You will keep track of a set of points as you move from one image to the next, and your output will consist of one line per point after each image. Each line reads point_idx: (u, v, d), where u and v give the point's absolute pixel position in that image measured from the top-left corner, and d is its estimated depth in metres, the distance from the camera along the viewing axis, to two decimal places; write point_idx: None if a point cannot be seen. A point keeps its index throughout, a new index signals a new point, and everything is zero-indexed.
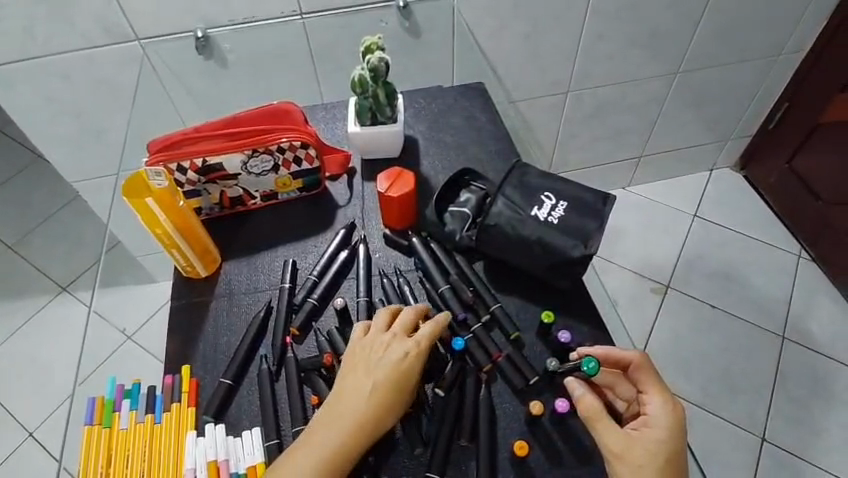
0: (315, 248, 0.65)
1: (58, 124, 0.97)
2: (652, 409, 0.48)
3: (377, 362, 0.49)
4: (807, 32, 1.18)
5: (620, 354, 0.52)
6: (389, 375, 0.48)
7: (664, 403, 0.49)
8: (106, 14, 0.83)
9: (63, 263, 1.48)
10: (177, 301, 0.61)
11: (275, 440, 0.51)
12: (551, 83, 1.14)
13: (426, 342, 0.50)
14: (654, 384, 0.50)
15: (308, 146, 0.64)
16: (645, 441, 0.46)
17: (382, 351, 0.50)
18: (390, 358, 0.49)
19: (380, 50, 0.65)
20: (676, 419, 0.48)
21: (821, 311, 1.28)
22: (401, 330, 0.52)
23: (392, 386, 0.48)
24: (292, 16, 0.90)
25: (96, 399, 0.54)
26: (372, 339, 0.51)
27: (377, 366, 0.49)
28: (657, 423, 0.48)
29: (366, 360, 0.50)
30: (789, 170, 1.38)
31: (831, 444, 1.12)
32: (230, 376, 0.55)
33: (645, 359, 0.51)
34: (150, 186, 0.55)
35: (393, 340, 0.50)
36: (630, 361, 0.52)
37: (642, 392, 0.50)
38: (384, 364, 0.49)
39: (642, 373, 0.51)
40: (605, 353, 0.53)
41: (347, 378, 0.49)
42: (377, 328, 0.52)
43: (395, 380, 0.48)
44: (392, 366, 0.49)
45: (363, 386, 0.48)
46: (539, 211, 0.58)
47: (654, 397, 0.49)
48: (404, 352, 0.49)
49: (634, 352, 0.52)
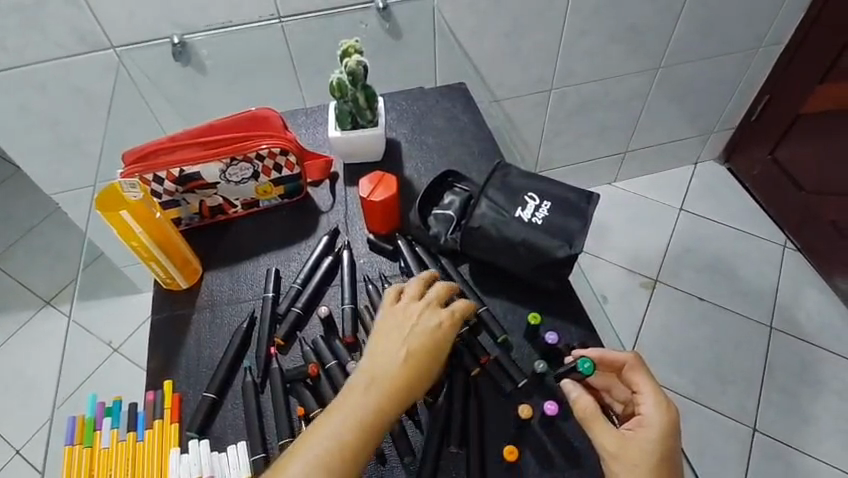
0: (299, 256, 0.64)
1: (34, 135, 0.95)
2: (646, 408, 0.48)
3: (411, 330, 0.48)
4: (786, 24, 1.19)
5: (613, 355, 0.52)
6: (428, 342, 0.47)
7: (658, 402, 0.48)
8: (80, 23, 0.81)
9: (47, 276, 1.45)
10: (158, 315, 0.60)
11: (261, 454, 0.50)
12: (534, 81, 1.14)
13: (460, 312, 0.50)
14: (648, 383, 0.50)
15: (288, 152, 0.63)
16: (639, 440, 0.46)
17: (415, 320, 0.49)
18: (423, 327, 0.48)
19: (357, 54, 0.64)
20: (672, 419, 0.47)
21: (807, 300, 1.30)
22: (433, 300, 0.51)
23: (428, 352, 0.47)
24: (270, 20, 0.88)
25: (76, 418, 0.53)
26: (404, 308, 0.50)
27: (414, 333, 0.48)
28: (651, 423, 0.47)
29: (399, 329, 0.49)
30: (772, 161, 1.40)
31: (821, 433, 1.13)
32: (214, 389, 0.54)
33: (639, 359, 0.51)
34: (125, 198, 0.54)
35: (427, 308, 0.50)
36: (624, 362, 0.51)
37: (636, 392, 0.50)
38: (422, 331, 0.48)
39: (636, 374, 0.50)
40: (599, 354, 0.53)
41: (380, 343, 0.48)
42: (409, 298, 0.52)
43: (431, 347, 0.47)
44: (430, 334, 0.48)
45: (398, 351, 0.47)
46: (523, 212, 0.58)
47: (648, 397, 0.49)
48: (438, 321, 0.49)
49: (627, 353, 0.52)
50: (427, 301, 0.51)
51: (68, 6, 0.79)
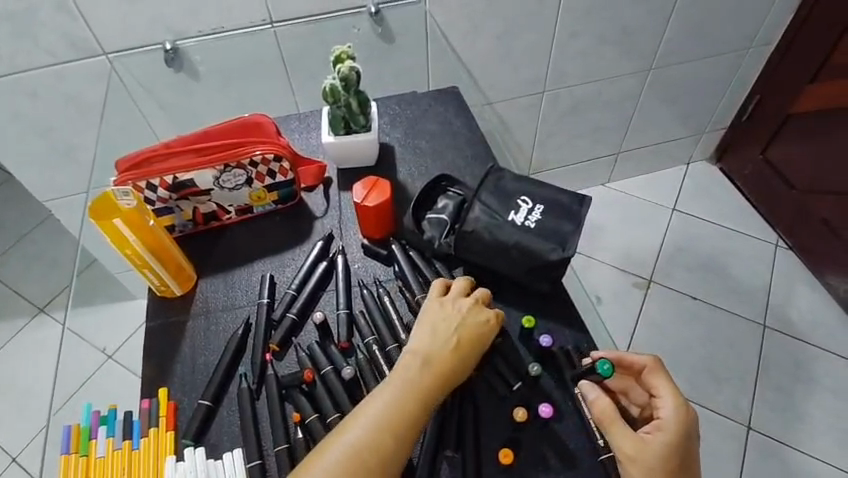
0: (293, 261, 0.64)
1: (26, 142, 0.95)
2: (665, 411, 0.49)
3: (460, 321, 0.50)
4: (776, 24, 1.20)
5: (633, 357, 0.54)
6: (479, 333, 0.50)
7: (677, 407, 0.49)
8: (71, 29, 0.81)
9: (40, 284, 1.45)
10: (153, 323, 0.60)
11: (257, 461, 0.50)
12: (527, 83, 1.14)
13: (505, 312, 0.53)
14: (667, 387, 0.51)
15: (282, 159, 0.63)
16: (657, 443, 0.47)
17: (463, 313, 0.51)
18: (471, 320, 0.50)
19: (350, 59, 0.64)
20: (689, 424, 0.49)
21: (800, 298, 1.31)
22: (483, 296, 0.53)
23: (478, 343, 0.49)
24: (262, 25, 0.88)
25: (71, 427, 0.53)
26: (453, 300, 0.52)
27: (468, 323, 0.50)
28: (670, 427, 0.48)
29: (449, 319, 0.50)
30: (764, 160, 1.41)
31: (814, 430, 1.14)
32: (210, 396, 0.54)
33: (658, 363, 0.53)
34: (118, 206, 0.54)
35: (479, 301, 0.52)
36: (644, 365, 0.53)
37: (655, 395, 0.51)
38: (475, 322, 0.50)
39: (656, 377, 0.52)
40: (618, 356, 0.54)
41: (433, 326, 0.49)
42: (460, 290, 0.54)
43: (481, 339, 0.50)
44: (481, 326, 0.50)
45: (451, 336, 0.49)
46: (516, 215, 0.58)
47: (667, 400, 0.50)
48: (485, 318, 0.51)
49: (647, 357, 0.53)
50: (478, 295, 0.53)
51: (59, 13, 0.79)
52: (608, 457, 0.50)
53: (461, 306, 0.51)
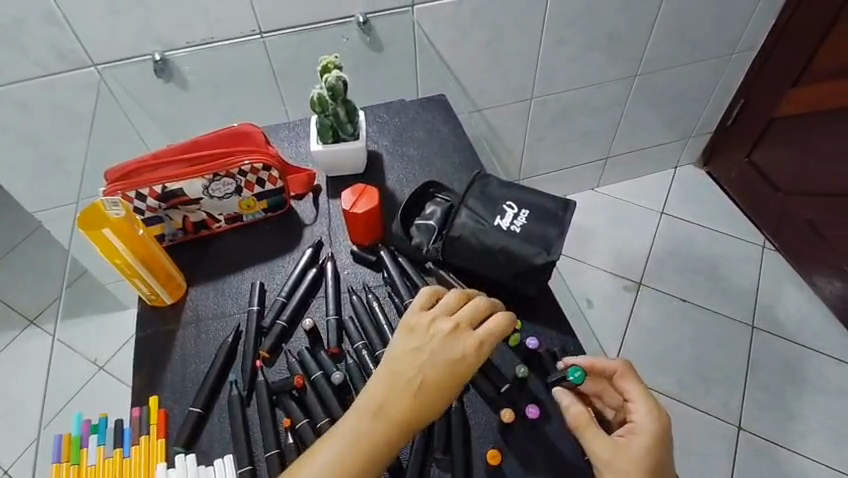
0: (283, 269, 0.65)
1: (15, 154, 0.95)
2: (638, 416, 0.48)
3: (430, 356, 0.44)
4: (757, 30, 1.23)
5: (604, 363, 0.53)
6: (456, 369, 0.44)
7: (650, 410, 0.48)
8: (60, 41, 0.82)
9: (30, 295, 1.45)
10: (143, 331, 0.60)
11: (247, 466, 0.50)
12: (514, 90, 1.16)
13: (493, 336, 0.46)
14: (639, 390, 0.50)
15: (271, 167, 0.64)
16: (631, 449, 0.46)
17: (435, 345, 0.44)
18: (443, 354, 0.44)
19: (337, 69, 0.65)
20: (663, 427, 0.48)
21: (787, 299, 1.33)
22: (469, 317, 0.47)
23: (453, 379, 0.44)
24: (252, 35, 0.90)
25: (63, 436, 0.53)
26: (425, 329, 0.46)
27: (442, 356, 0.44)
28: (644, 432, 0.47)
29: (416, 353, 0.44)
30: (749, 164, 1.44)
31: (805, 429, 1.16)
32: (200, 404, 0.54)
33: (629, 368, 0.52)
34: (107, 216, 0.54)
35: (461, 325, 0.46)
36: (615, 370, 0.52)
37: (628, 400, 0.50)
38: (450, 354, 0.44)
39: (628, 383, 0.51)
40: (589, 362, 0.53)
41: (399, 360, 0.44)
42: (442, 310, 0.48)
43: (457, 374, 0.44)
44: (457, 360, 0.44)
45: (414, 376, 0.43)
46: (502, 220, 0.59)
47: (640, 405, 0.49)
48: (461, 350, 0.44)
49: (619, 361, 0.52)
50: (463, 317, 0.47)
51: (49, 24, 0.80)
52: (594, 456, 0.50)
53: (437, 334, 0.45)
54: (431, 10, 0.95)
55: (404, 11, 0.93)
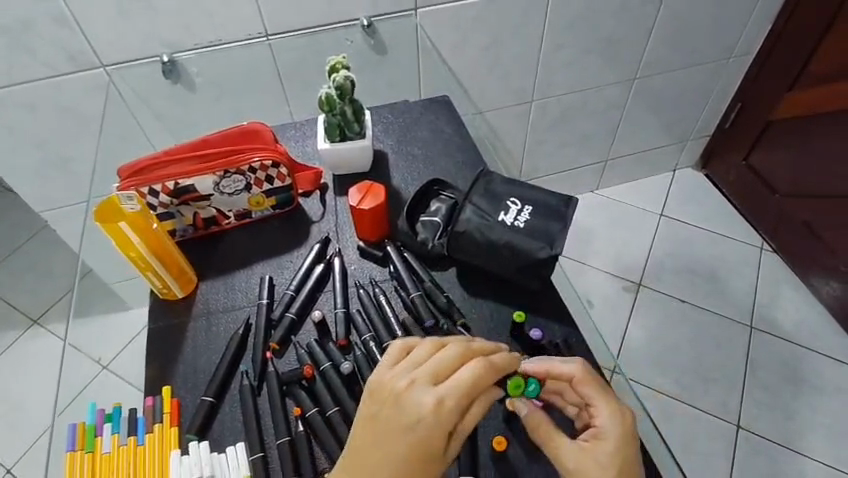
0: (291, 264, 0.67)
1: (23, 154, 0.96)
2: (601, 420, 0.47)
3: (383, 430, 0.41)
4: (754, 34, 1.25)
5: (561, 367, 0.51)
6: (415, 435, 0.40)
7: (612, 413, 0.48)
8: (70, 42, 0.84)
9: (33, 296, 1.45)
10: (154, 324, 0.62)
11: (259, 453, 0.52)
12: (515, 93, 1.18)
13: (454, 395, 0.42)
14: (599, 394, 0.49)
15: (280, 164, 0.66)
16: (596, 454, 0.46)
17: (389, 415, 0.41)
18: (396, 426, 0.41)
19: (345, 69, 0.67)
20: (626, 428, 0.47)
21: (785, 300, 1.34)
22: (431, 372, 0.44)
23: (414, 447, 0.40)
24: (258, 38, 0.92)
25: (77, 425, 0.54)
26: (379, 397, 0.43)
27: (398, 422, 0.41)
28: (607, 435, 0.47)
29: (372, 428, 0.42)
30: (747, 167, 1.45)
31: (804, 427, 1.17)
32: (212, 393, 0.55)
33: (586, 370, 0.50)
34: (122, 210, 0.56)
35: (418, 383, 0.42)
36: (572, 375, 0.51)
37: (589, 405, 0.49)
38: (405, 418, 0.41)
39: (586, 386, 0.50)
40: (545, 367, 0.52)
41: (356, 440, 0.42)
42: (402, 366, 0.44)
43: (422, 442, 0.40)
44: (414, 424, 0.40)
45: (371, 456, 0.40)
46: (506, 216, 0.61)
47: (601, 409, 0.48)
48: (414, 417, 0.41)
49: (574, 364, 0.51)
50: (422, 373, 0.43)
51: (59, 26, 0.82)
52: None
53: (389, 402, 0.42)
54: (434, 14, 0.97)
55: (408, 15, 0.95)
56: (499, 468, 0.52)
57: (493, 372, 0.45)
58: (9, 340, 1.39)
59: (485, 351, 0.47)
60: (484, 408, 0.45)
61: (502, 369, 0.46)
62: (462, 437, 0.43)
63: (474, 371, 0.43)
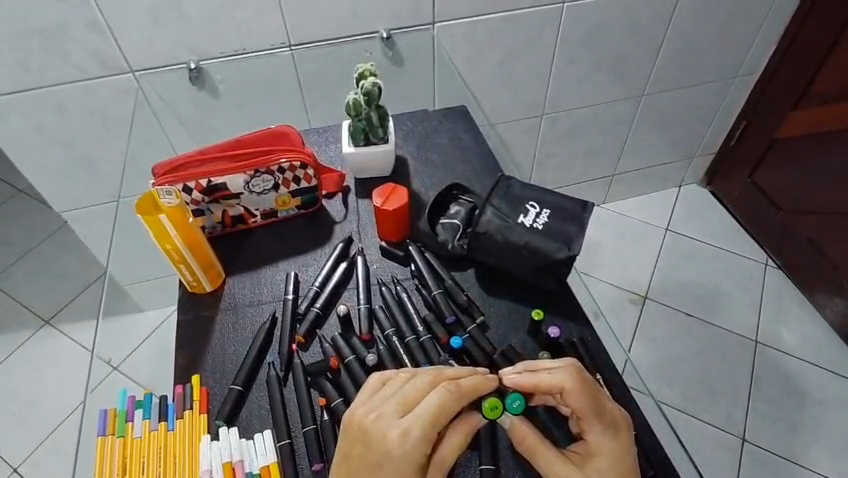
0: (315, 261, 0.69)
1: (51, 154, 0.99)
2: (592, 435, 0.47)
3: (357, 466, 0.43)
4: (759, 54, 1.28)
5: (550, 381, 0.49)
6: (386, 468, 0.42)
7: (604, 429, 0.47)
8: (103, 48, 0.88)
9: (46, 296, 1.47)
10: (184, 315, 0.64)
11: (286, 440, 0.53)
12: (526, 106, 1.21)
13: (419, 425, 0.43)
14: (591, 407, 0.47)
15: (306, 166, 0.68)
16: (588, 470, 0.46)
17: (361, 449, 0.43)
18: (367, 460, 0.43)
19: (372, 76, 0.70)
20: (617, 439, 0.47)
21: (789, 315, 1.36)
22: (401, 401, 0.45)
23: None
24: (281, 48, 0.96)
25: (109, 411, 0.56)
26: (352, 432, 0.45)
27: (368, 457, 0.43)
28: (599, 449, 0.47)
29: (349, 464, 0.44)
30: (751, 183, 1.48)
31: (808, 441, 1.18)
32: (240, 382, 0.57)
33: (576, 382, 0.48)
34: (160, 204, 0.59)
35: (385, 418, 0.44)
36: (561, 388, 0.48)
37: (581, 418, 0.48)
38: (375, 452, 0.43)
39: (577, 399, 0.48)
40: (533, 382, 0.49)
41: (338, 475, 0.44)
42: (375, 398, 0.46)
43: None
44: (384, 458, 0.42)
45: None
46: (526, 218, 0.63)
47: (593, 424, 0.48)
48: (382, 449, 0.43)
49: (564, 374, 0.48)
50: (390, 405, 0.45)
51: (91, 31, 0.85)
52: None
53: (359, 438, 0.44)
54: (450, 29, 1.01)
55: (425, 29, 0.99)
56: (518, 460, 0.53)
57: (460, 398, 0.45)
58: (16, 340, 1.39)
59: (457, 375, 0.48)
60: (461, 432, 0.47)
61: (474, 391, 0.47)
62: (442, 465, 0.45)
63: (440, 398, 0.45)
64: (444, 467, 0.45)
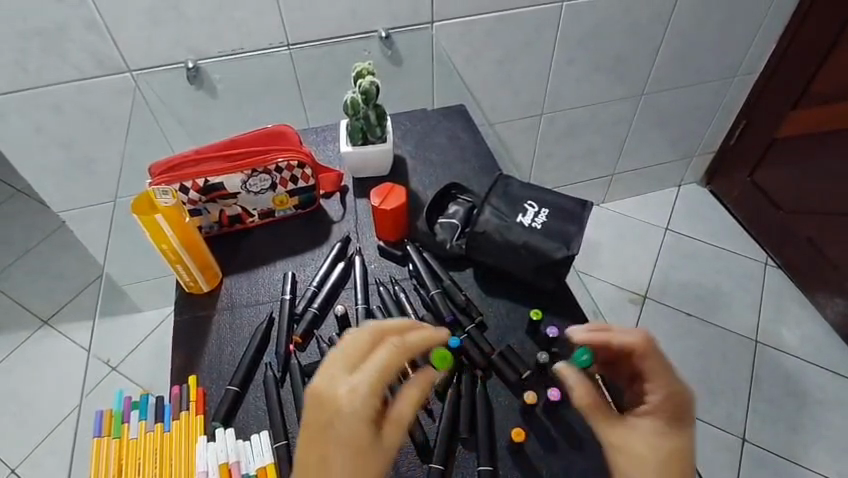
0: (313, 261, 0.69)
1: (48, 154, 0.99)
2: (655, 398, 0.47)
3: (311, 434, 0.41)
4: (758, 54, 1.28)
5: (621, 337, 0.49)
6: (338, 427, 0.40)
7: (669, 394, 0.47)
8: (100, 48, 0.87)
9: (45, 296, 1.46)
10: (181, 316, 0.64)
11: (283, 441, 0.53)
12: (525, 106, 1.21)
13: (367, 381, 0.42)
14: (660, 369, 0.48)
15: (304, 165, 0.68)
16: (646, 433, 0.45)
17: (313, 414, 0.41)
18: (318, 426, 0.41)
19: (370, 76, 0.70)
20: (681, 409, 0.46)
21: (789, 315, 1.36)
22: (345, 361, 0.43)
23: (343, 441, 0.40)
24: (279, 47, 0.95)
25: (104, 412, 0.56)
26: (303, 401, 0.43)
27: (320, 422, 0.41)
28: (659, 412, 0.46)
29: (304, 434, 0.41)
30: (751, 183, 1.48)
31: (808, 441, 1.17)
32: (237, 382, 0.57)
33: (648, 341, 0.48)
34: (157, 204, 0.58)
35: (330, 379, 0.42)
36: (633, 345, 0.49)
37: (647, 380, 0.48)
38: (326, 414, 0.41)
39: (648, 358, 0.48)
40: (604, 337, 0.50)
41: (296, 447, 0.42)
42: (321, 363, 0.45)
43: (349, 436, 0.40)
44: (335, 419, 0.41)
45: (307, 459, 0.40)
46: (524, 218, 0.63)
47: (658, 387, 0.47)
48: (332, 411, 0.41)
49: (637, 334, 0.49)
50: (336, 364, 0.43)
51: (90, 31, 0.85)
52: None
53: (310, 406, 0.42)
54: (449, 28, 1.00)
55: (424, 28, 0.98)
56: (517, 461, 0.53)
57: (405, 349, 0.45)
58: (15, 341, 1.39)
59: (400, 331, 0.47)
60: (415, 388, 0.46)
61: (418, 342, 0.47)
62: (400, 423, 0.44)
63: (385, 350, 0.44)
64: (401, 424, 0.44)
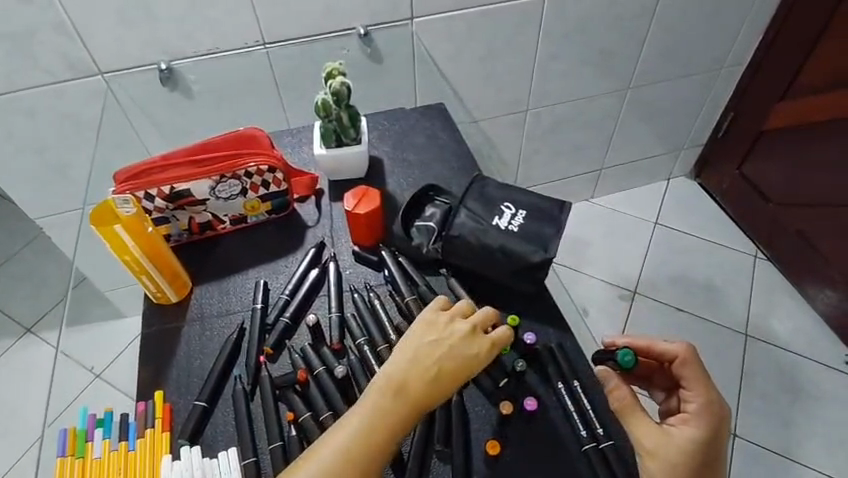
0: (286, 268, 0.67)
1: (21, 160, 0.96)
2: (693, 406, 0.51)
3: (447, 352, 0.46)
4: (745, 45, 1.26)
5: (665, 346, 0.54)
6: (469, 365, 0.46)
7: (706, 404, 0.50)
8: (69, 50, 0.84)
9: (28, 303, 1.44)
10: (148, 329, 0.62)
11: (251, 458, 0.51)
12: (511, 102, 1.19)
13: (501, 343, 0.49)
14: (698, 378, 0.52)
15: (275, 170, 0.66)
16: (679, 438, 0.48)
17: (453, 339, 0.47)
18: (459, 351, 0.46)
19: (341, 75, 0.68)
20: (716, 419, 0.50)
21: (780, 308, 1.35)
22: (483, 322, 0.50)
23: (466, 361, 0.46)
24: (256, 46, 0.92)
25: (68, 430, 0.54)
26: (446, 328, 0.48)
27: (460, 352, 0.46)
28: (695, 419, 0.50)
29: (438, 348, 0.46)
30: (740, 175, 1.46)
31: (799, 435, 1.17)
32: (205, 397, 0.55)
33: (690, 352, 0.53)
34: (118, 214, 0.57)
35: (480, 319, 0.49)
36: (676, 355, 0.53)
37: (686, 389, 0.52)
38: (468, 350, 0.47)
39: (687, 367, 0.53)
40: (647, 344, 0.55)
41: (420, 349, 0.46)
42: (460, 312, 0.50)
43: (470, 361, 0.47)
44: (472, 358, 0.47)
45: (431, 365, 0.45)
46: (500, 220, 0.61)
47: (697, 396, 0.51)
48: (474, 351, 0.47)
49: (680, 345, 0.53)
50: (480, 320, 0.50)
51: (58, 34, 0.82)
52: (591, 447, 0.52)
53: (457, 332, 0.47)
54: (430, 24, 0.98)
55: (404, 24, 0.96)
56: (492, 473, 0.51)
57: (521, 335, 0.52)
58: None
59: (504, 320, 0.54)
60: None
61: None
62: None
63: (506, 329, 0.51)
64: None
